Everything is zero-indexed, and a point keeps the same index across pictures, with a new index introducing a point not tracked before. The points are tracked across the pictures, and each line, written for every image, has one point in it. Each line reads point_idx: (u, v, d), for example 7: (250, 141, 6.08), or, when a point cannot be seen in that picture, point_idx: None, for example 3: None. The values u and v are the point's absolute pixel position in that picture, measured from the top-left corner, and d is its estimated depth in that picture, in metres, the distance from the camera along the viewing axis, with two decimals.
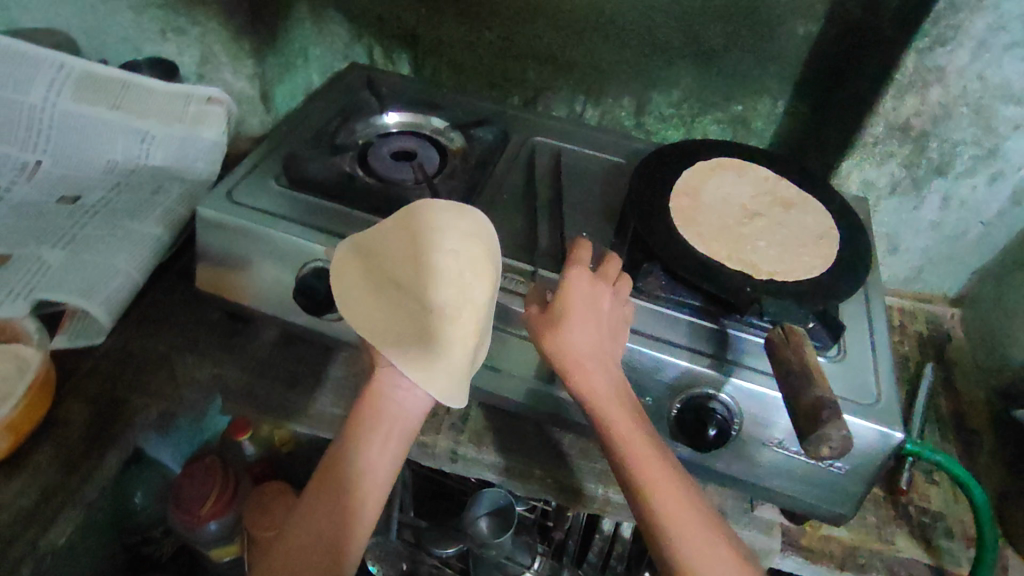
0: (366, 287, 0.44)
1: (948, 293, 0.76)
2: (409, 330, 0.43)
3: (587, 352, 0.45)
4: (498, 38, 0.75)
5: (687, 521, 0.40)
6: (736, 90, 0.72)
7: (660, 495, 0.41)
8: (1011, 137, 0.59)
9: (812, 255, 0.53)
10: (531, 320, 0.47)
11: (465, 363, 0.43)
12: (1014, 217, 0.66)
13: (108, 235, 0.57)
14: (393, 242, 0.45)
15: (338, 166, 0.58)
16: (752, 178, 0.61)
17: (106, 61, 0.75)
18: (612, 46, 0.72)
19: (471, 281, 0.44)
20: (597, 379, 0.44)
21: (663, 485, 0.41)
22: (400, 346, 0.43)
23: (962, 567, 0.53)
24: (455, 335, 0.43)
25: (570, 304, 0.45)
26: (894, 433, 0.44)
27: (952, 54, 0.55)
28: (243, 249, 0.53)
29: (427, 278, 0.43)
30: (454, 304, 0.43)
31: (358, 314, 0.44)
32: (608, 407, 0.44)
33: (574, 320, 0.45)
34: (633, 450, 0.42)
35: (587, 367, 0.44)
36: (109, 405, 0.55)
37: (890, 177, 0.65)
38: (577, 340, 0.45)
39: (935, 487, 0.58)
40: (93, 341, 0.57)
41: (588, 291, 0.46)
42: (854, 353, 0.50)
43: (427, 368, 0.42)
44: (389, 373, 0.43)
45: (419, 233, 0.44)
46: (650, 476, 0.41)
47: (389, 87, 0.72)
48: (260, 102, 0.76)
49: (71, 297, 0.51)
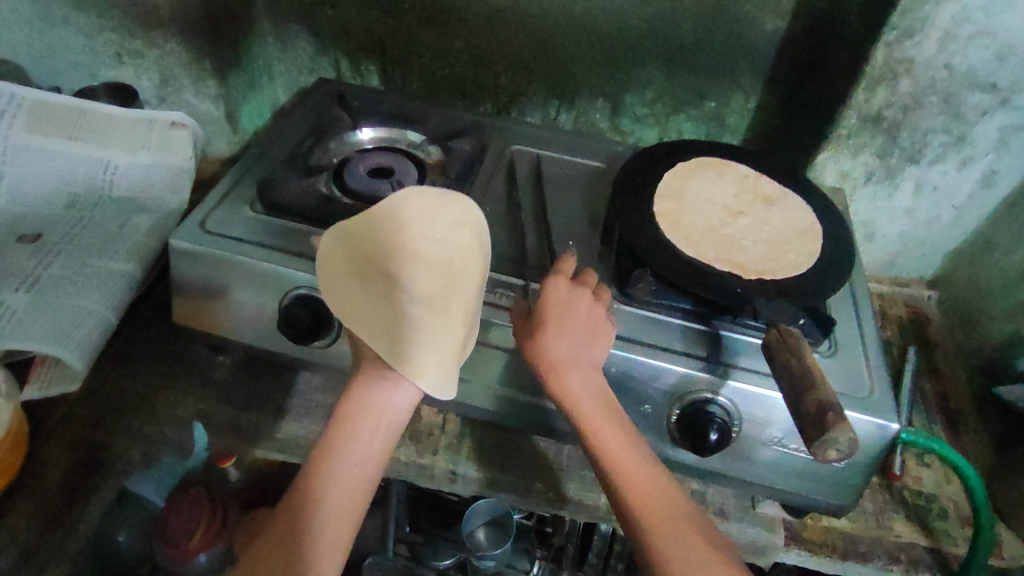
0: (352, 279, 0.44)
1: (924, 276, 0.77)
2: (399, 318, 0.42)
3: (568, 353, 0.45)
4: (467, 46, 0.74)
5: (659, 513, 0.41)
6: (708, 88, 0.72)
7: (634, 487, 0.42)
8: (978, 123, 0.61)
9: (798, 251, 0.54)
10: (517, 328, 0.47)
11: (455, 358, 0.43)
12: (984, 200, 0.67)
13: (75, 275, 0.54)
14: (379, 233, 0.44)
15: (315, 187, 0.57)
16: (732, 177, 0.61)
17: (59, 88, 0.72)
18: (583, 49, 0.72)
19: (460, 271, 0.44)
20: (576, 375, 0.45)
21: (636, 474, 0.42)
22: (389, 338, 0.42)
23: (959, 547, 0.54)
24: (446, 326, 0.43)
25: (548, 310, 0.46)
26: (891, 425, 0.44)
27: (920, 45, 0.56)
28: (220, 280, 0.51)
29: (415, 267, 0.43)
30: (443, 294, 0.43)
31: (345, 308, 0.43)
32: (584, 397, 0.45)
33: (556, 325, 0.46)
34: (611, 437, 0.44)
35: (567, 364, 0.45)
36: (90, 451, 0.53)
37: (864, 167, 0.66)
38: (559, 343, 0.45)
39: (927, 470, 0.60)
40: (67, 389, 0.51)
41: (565, 297, 0.47)
42: (846, 346, 0.50)
43: (418, 359, 0.42)
44: (377, 368, 0.43)
45: (406, 222, 0.44)
46: (624, 463, 0.43)
47: (360, 101, 0.70)
48: (226, 123, 0.73)
49: (42, 345, 0.49)
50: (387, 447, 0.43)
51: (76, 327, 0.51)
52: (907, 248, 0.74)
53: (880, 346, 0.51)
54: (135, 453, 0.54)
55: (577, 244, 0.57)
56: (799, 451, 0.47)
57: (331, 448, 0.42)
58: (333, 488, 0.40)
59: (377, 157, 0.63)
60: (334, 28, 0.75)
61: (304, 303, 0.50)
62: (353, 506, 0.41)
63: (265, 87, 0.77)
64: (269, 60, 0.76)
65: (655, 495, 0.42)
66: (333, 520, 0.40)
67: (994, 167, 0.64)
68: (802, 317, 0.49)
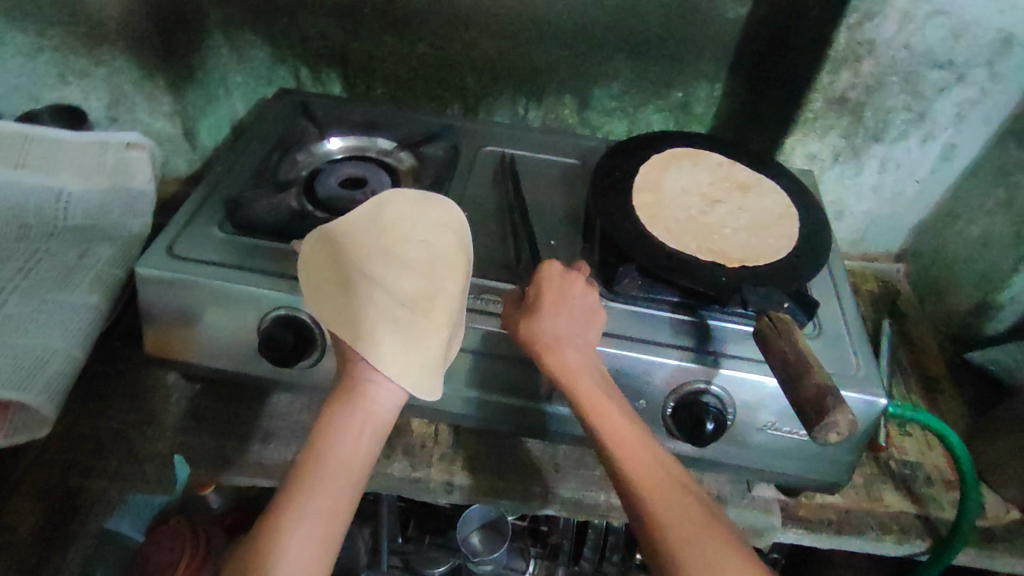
0: (332, 280, 0.43)
1: (891, 250, 0.79)
2: (382, 318, 0.42)
3: (558, 337, 0.44)
4: (431, 47, 0.73)
5: (665, 491, 0.38)
6: (674, 78, 0.73)
7: (635, 462, 0.39)
8: (937, 99, 0.63)
9: (777, 236, 0.54)
10: (508, 315, 0.47)
11: (439, 356, 0.43)
12: (944, 173, 0.70)
13: (35, 311, 0.51)
14: (361, 234, 0.44)
15: (285, 203, 0.55)
16: (706, 166, 0.62)
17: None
18: (549, 45, 0.71)
19: (444, 272, 0.44)
20: (569, 357, 0.44)
21: (639, 451, 0.40)
22: (373, 337, 0.41)
23: (946, 511, 0.56)
24: (430, 324, 0.43)
25: (543, 292, 0.46)
26: (880, 400, 0.45)
27: (879, 27, 0.58)
28: (194, 306, 0.49)
29: (399, 268, 0.43)
30: (427, 294, 0.43)
31: (328, 308, 0.43)
32: (579, 377, 0.43)
33: (547, 312, 0.45)
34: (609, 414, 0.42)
35: (558, 349, 0.44)
36: (65, 495, 0.51)
37: (831, 149, 0.68)
38: (551, 329, 0.45)
39: (909, 439, 0.61)
40: (36, 434, 0.48)
41: (560, 279, 0.47)
42: (829, 326, 0.51)
43: (403, 359, 0.42)
44: (360, 367, 0.41)
45: (388, 224, 0.44)
46: (626, 440, 0.40)
47: (324, 110, 0.69)
48: (185, 140, 0.71)
49: (6, 392, 0.45)
50: (376, 446, 0.41)
51: (48, 368, 0.48)
52: (874, 225, 0.76)
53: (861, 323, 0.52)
54: (114, 494, 0.51)
55: (559, 243, 0.56)
56: (793, 432, 0.48)
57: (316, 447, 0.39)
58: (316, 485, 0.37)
59: (347, 168, 0.61)
60: (291, 36, 0.72)
61: (285, 322, 0.48)
62: (335, 509, 0.37)
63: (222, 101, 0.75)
64: (225, 72, 0.72)
65: (659, 473, 0.39)
66: (312, 523, 0.36)
67: (954, 140, 0.67)
68: (790, 301, 0.50)
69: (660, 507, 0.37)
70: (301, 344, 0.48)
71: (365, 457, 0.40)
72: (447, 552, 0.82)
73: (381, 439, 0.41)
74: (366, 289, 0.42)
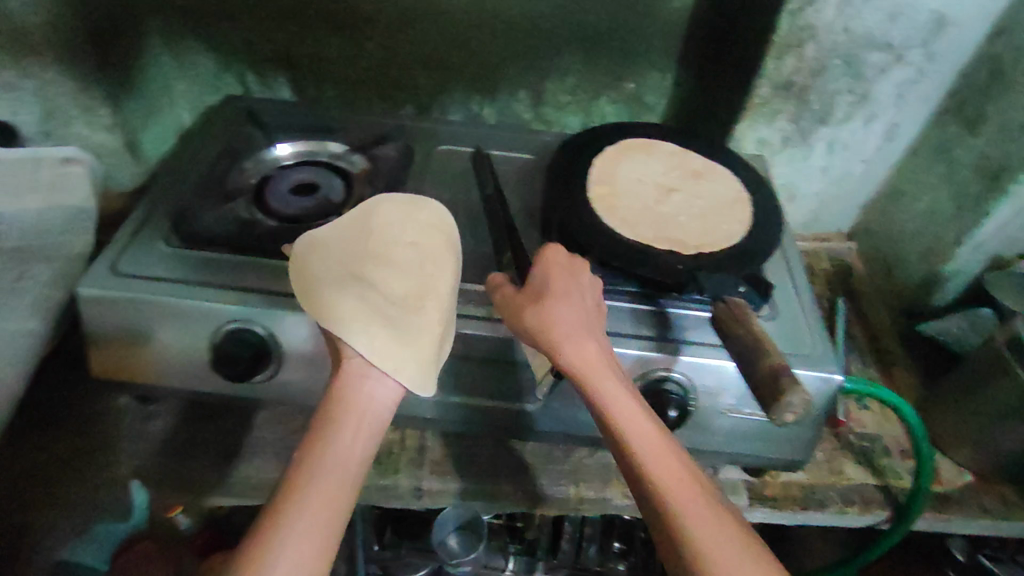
0: (323, 281, 0.42)
1: (842, 229, 0.82)
2: (377, 315, 0.40)
3: (574, 327, 0.41)
4: (380, 47, 0.72)
5: (683, 482, 0.37)
6: (626, 69, 0.73)
7: (654, 452, 0.37)
8: (877, 81, 0.65)
9: (731, 222, 0.55)
10: (510, 299, 0.42)
11: (434, 352, 0.42)
12: (888, 151, 0.72)
13: None
14: (349, 241, 0.44)
15: (234, 213, 0.54)
16: (660, 156, 0.62)
17: None
18: (499, 42, 0.71)
19: (434, 272, 0.44)
20: (589, 348, 0.40)
21: (658, 442, 0.38)
22: (368, 334, 0.40)
23: (904, 479, 0.58)
24: (424, 322, 0.42)
25: (552, 276, 0.42)
26: (834, 376, 0.46)
27: (819, 12, 0.58)
28: (143, 324, 0.47)
29: (389, 267, 0.43)
30: (419, 292, 0.43)
31: (319, 306, 0.41)
32: (599, 369, 0.40)
33: (561, 298, 0.41)
34: (625, 398, 0.39)
35: (579, 339, 0.40)
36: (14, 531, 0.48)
37: (779, 133, 0.69)
38: (567, 317, 0.41)
39: (867, 412, 0.63)
40: None
41: (567, 263, 0.44)
42: (785, 306, 0.52)
43: (398, 354, 0.40)
44: (356, 364, 0.39)
45: (374, 229, 0.44)
46: (642, 429, 0.38)
47: (272, 116, 0.67)
48: (127, 152, 0.68)
49: None
50: (372, 450, 0.39)
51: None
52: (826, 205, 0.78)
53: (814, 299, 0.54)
54: (65, 525, 0.48)
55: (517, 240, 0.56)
56: (754, 414, 0.49)
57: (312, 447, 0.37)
58: (315, 485, 0.35)
59: (299, 175, 0.59)
60: (235, 41, 0.71)
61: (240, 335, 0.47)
62: (330, 520, 0.35)
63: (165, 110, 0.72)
64: (167, 79, 0.72)
65: (676, 463, 0.38)
66: (307, 535, 0.34)
67: (896, 120, 0.69)
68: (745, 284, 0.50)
69: (681, 498, 0.36)
70: (263, 353, 0.47)
71: (360, 464, 0.37)
72: (424, 556, 0.81)
73: (378, 436, 0.39)
74: (355, 290, 0.41)
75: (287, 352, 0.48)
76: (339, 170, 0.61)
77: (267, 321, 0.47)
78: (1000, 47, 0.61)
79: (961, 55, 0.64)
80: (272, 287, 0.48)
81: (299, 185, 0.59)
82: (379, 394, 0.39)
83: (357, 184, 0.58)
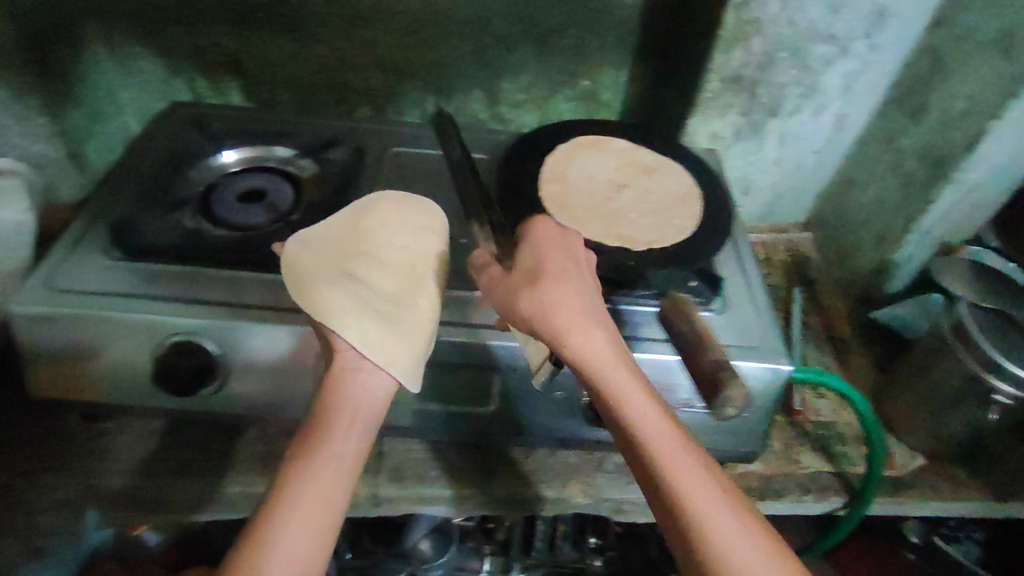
0: (318, 274, 0.43)
1: (799, 218, 0.84)
2: (370, 309, 0.42)
3: (575, 309, 0.39)
4: (331, 49, 0.71)
5: (692, 472, 0.36)
6: (580, 66, 0.73)
7: (659, 441, 0.36)
8: (824, 73, 0.66)
9: (682, 217, 0.56)
10: (500, 281, 0.42)
11: (425, 347, 0.43)
12: (837, 141, 0.74)
13: None
14: (341, 241, 0.46)
15: (178, 223, 0.52)
16: (612, 152, 0.62)
17: None
18: (451, 41, 0.71)
19: (424, 271, 0.46)
20: (591, 331, 0.39)
21: (664, 430, 0.37)
22: (361, 326, 0.41)
23: (859, 466, 0.59)
24: (415, 316, 0.43)
25: (548, 255, 0.42)
26: (784, 367, 0.47)
27: (765, 6, 0.59)
28: (83, 340, 0.46)
29: (382, 265, 0.45)
30: (410, 290, 0.44)
31: (311, 299, 0.41)
32: (604, 351, 0.38)
33: (557, 278, 0.40)
34: (629, 385, 0.38)
35: (580, 322, 0.39)
36: None
37: (733, 127, 0.70)
38: (566, 297, 0.39)
39: (823, 400, 0.64)
40: None
41: (563, 240, 0.43)
42: (735, 298, 0.53)
43: (391, 347, 0.41)
44: (348, 356, 0.41)
45: (369, 230, 0.47)
46: (646, 417, 0.37)
47: (220, 121, 0.65)
48: (71, 162, 0.66)
49: None
50: (369, 441, 0.40)
51: None
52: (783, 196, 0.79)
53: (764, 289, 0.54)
54: (10, 550, 0.47)
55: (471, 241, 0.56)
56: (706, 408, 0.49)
57: (308, 443, 0.38)
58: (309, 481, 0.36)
59: (247, 182, 0.58)
60: (181, 46, 0.69)
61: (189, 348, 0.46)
62: (324, 515, 0.36)
63: (110, 118, 0.70)
64: (112, 86, 0.70)
65: (683, 450, 0.36)
66: (302, 528, 0.35)
67: (843, 111, 0.71)
68: (694, 278, 0.51)
69: (687, 486, 0.35)
70: (216, 366, 0.47)
71: (353, 462, 0.38)
72: None
73: (376, 426, 0.41)
74: (347, 287, 0.42)
75: (239, 364, 0.48)
76: (289, 175, 0.60)
77: (219, 334, 0.46)
78: (940, 37, 0.63)
79: (903, 47, 0.66)
80: (222, 299, 0.47)
81: (248, 191, 0.57)
82: (370, 392, 0.40)
83: (308, 190, 0.58)
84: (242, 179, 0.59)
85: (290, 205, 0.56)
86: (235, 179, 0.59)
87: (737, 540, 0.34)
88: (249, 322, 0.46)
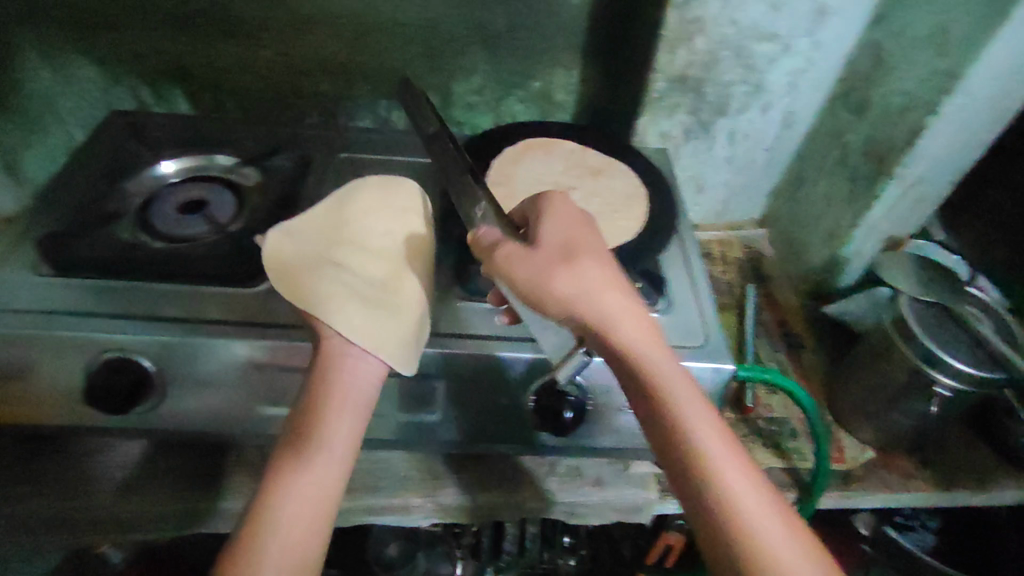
0: (306, 266, 0.47)
1: (755, 216, 0.87)
2: (354, 297, 0.46)
3: (618, 304, 0.42)
4: (277, 55, 0.70)
5: (732, 466, 0.38)
6: (530, 67, 0.73)
7: (689, 412, 0.39)
8: (767, 70, 0.68)
9: (627, 217, 0.56)
10: (522, 261, 0.42)
11: (413, 329, 0.46)
12: (786, 138, 0.77)
13: None
14: (319, 238, 0.49)
15: (112, 236, 0.52)
16: (559, 154, 0.62)
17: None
18: (399, 44, 0.70)
19: (406, 257, 0.50)
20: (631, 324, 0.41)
21: (691, 400, 0.40)
22: (346, 315, 0.44)
23: (810, 460, 0.59)
24: (400, 301, 0.47)
25: (580, 244, 0.44)
26: (726, 367, 0.47)
27: (705, 5, 0.60)
28: (14, 358, 0.45)
29: (365, 254, 0.49)
30: (392, 276, 0.48)
31: (300, 291, 0.45)
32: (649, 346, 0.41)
33: (601, 270, 0.43)
34: (662, 361, 0.40)
35: (621, 319, 0.41)
36: None
37: (681, 125, 0.72)
38: (606, 292, 0.42)
39: (775, 396, 0.65)
40: None
41: (585, 228, 0.45)
42: (680, 299, 0.53)
43: (378, 333, 0.45)
44: (338, 343, 0.44)
45: (351, 221, 0.50)
46: (677, 388, 0.40)
47: (161, 129, 0.65)
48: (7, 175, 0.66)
49: None
50: (361, 421, 0.44)
51: None
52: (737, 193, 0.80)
53: (698, 284, 0.55)
54: None
55: None
56: None
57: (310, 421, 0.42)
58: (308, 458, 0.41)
59: (192, 192, 0.58)
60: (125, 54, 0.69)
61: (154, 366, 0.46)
62: (324, 491, 0.41)
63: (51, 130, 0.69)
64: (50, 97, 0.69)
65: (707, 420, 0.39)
66: (306, 497, 0.40)
67: (791, 109, 0.73)
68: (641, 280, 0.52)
69: (713, 454, 0.38)
70: (181, 381, 0.47)
71: (347, 449, 0.43)
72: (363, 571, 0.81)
73: (369, 409, 0.44)
74: (335, 284, 0.46)
75: (209, 381, 0.47)
76: (232, 183, 0.59)
77: (185, 350, 0.46)
78: (879, 33, 0.66)
79: (842, 42, 0.67)
80: (169, 309, 0.47)
81: (191, 202, 0.57)
82: (363, 379, 0.43)
83: (249, 199, 0.57)
84: (188, 186, 0.58)
85: (233, 215, 0.56)
86: (180, 186, 0.58)
87: (768, 524, 0.36)
88: (227, 333, 0.46)
